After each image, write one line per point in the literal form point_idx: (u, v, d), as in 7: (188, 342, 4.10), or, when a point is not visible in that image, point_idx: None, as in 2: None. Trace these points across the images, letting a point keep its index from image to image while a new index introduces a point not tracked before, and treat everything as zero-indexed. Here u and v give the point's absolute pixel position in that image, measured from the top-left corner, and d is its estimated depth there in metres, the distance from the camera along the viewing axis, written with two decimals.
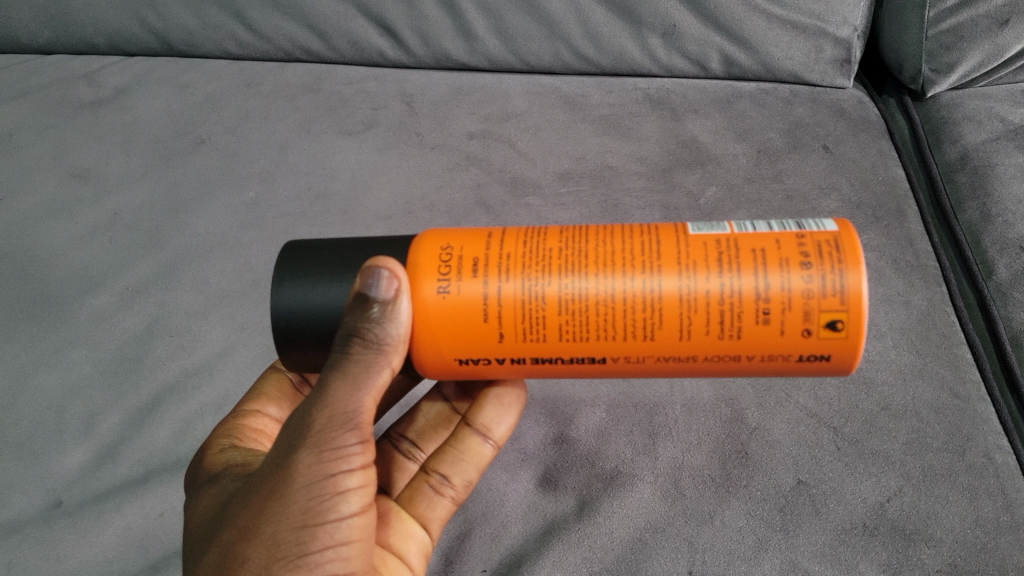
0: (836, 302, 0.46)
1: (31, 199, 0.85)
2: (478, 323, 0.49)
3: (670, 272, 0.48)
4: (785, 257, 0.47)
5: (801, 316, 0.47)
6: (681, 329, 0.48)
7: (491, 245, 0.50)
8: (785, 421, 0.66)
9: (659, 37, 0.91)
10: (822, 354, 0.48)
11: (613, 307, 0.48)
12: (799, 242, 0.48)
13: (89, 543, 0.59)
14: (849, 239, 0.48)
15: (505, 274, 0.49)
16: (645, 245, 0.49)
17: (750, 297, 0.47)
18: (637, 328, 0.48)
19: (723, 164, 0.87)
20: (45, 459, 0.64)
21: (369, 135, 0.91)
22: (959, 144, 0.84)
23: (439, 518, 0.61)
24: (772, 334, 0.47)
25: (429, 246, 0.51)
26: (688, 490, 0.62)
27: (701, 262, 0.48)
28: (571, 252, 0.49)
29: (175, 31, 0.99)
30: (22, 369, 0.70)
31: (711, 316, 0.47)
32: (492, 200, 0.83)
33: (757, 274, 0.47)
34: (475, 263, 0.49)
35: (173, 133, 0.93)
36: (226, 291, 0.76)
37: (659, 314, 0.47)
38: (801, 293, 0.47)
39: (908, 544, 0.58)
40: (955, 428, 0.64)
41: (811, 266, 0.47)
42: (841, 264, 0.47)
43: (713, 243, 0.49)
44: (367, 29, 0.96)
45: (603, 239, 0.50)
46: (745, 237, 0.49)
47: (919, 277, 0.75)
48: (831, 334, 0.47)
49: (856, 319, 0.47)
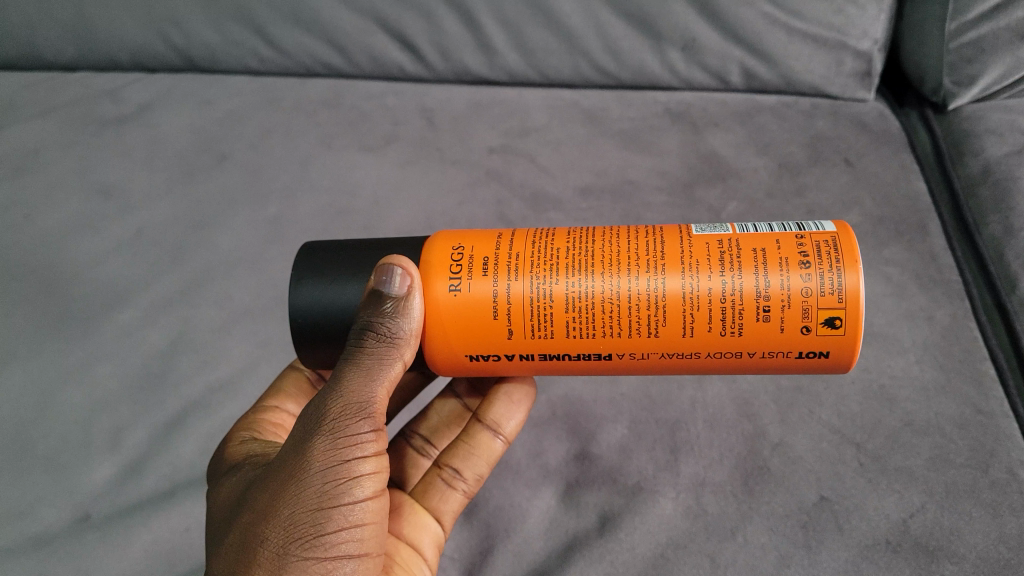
0: (833, 300, 0.47)
1: (58, 214, 0.87)
2: (489, 321, 0.49)
3: (673, 272, 0.48)
4: (785, 256, 0.47)
5: (800, 314, 0.47)
6: (684, 326, 0.48)
7: (501, 245, 0.51)
8: (807, 437, 0.66)
9: (678, 50, 0.92)
10: (820, 351, 0.49)
11: (618, 305, 0.48)
12: (799, 242, 0.48)
13: (117, 557, 0.60)
14: (848, 239, 0.48)
15: (514, 273, 0.49)
16: (649, 245, 0.49)
17: (752, 295, 0.47)
18: (642, 325, 0.48)
19: (745, 178, 0.87)
20: (72, 473, 0.65)
21: (390, 150, 0.92)
22: (981, 157, 0.83)
23: (451, 511, 0.62)
24: (771, 331, 0.48)
25: (441, 246, 0.51)
26: (710, 506, 0.62)
27: (703, 262, 0.48)
28: (578, 251, 0.50)
29: (198, 47, 1.00)
30: (49, 384, 0.71)
31: (713, 313, 0.47)
32: (513, 215, 0.83)
33: (757, 274, 0.47)
34: (485, 263, 0.50)
35: (196, 149, 0.94)
36: (250, 307, 0.77)
37: (662, 312, 0.48)
38: (799, 291, 0.47)
39: (931, 561, 0.58)
40: (979, 444, 0.64)
41: (810, 265, 0.47)
42: (838, 263, 0.47)
43: (716, 244, 0.49)
44: (388, 44, 0.96)
45: (609, 240, 0.50)
46: (746, 237, 0.49)
47: (941, 292, 0.75)
48: (829, 331, 0.47)
49: (853, 317, 0.47)
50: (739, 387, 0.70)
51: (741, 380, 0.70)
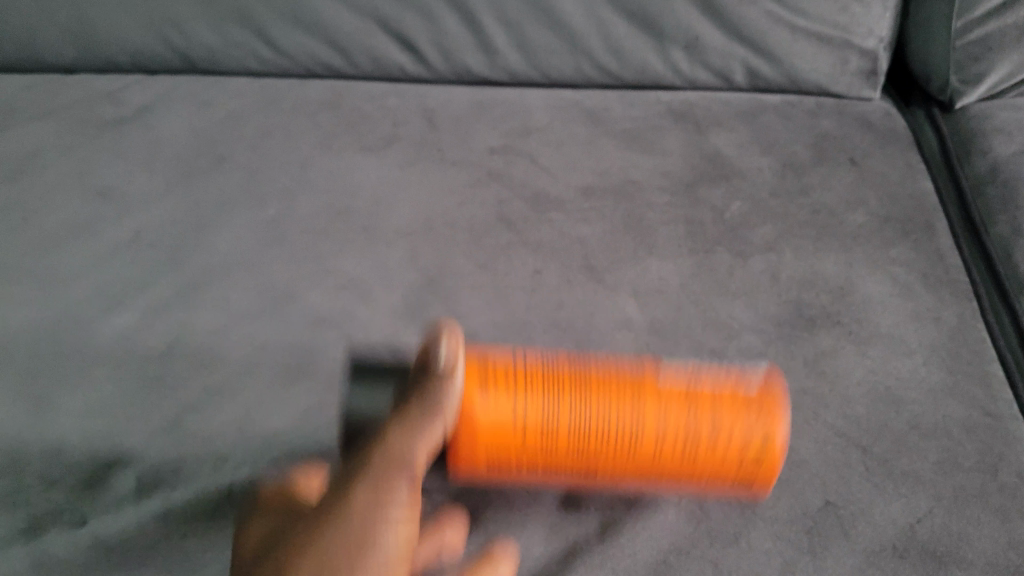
0: (764, 450, 0.57)
1: (54, 217, 0.86)
2: (506, 449, 0.57)
3: (653, 404, 0.57)
4: (726, 410, 0.57)
5: (739, 456, 0.57)
6: (653, 449, 0.57)
7: (517, 377, 0.58)
8: (813, 441, 0.64)
9: (681, 49, 0.91)
10: (748, 485, 0.59)
11: (604, 465, 0.58)
12: (740, 395, 0.58)
13: (112, 565, 0.59)
14: (778, 398, 0.58)
15: (525, 400, 0.57)
16: (628, 377, 0.58)
17: (704, 441, 0.57)
18: (623, 476, 0.58)
19: (748, 178, 0.86)
20: (68, 479, 0.65)
21: (391, 151, 0.91)
22: (989, 156, 0.83)
23: (452, 498, 0.62)
24: (716, 466, 0.57)
25: (471, 358, 0.59)
26: (713, 512, 0.61)
27: (670, 398, 0.57)
28: (582, 416, 0.57)
29: (197, 48, 1.00)
30: (45, 389, 0.70)
31: (679, 473, 0.58)
32: (515, 216, 0.83)
33: (707, 423, 0.57)
34: (503, 374, 0.58)
35: (195, 151, 0.94)
36: (247, 309, 0.76)
37: (644, 450, 0.57)
38: (739, 441, 0.57)
39: (939, 565, 0.57)
40: (987, 447, 0.63)
41: (750, 414, 0.57)
42: (766, 415, 0.57)
43: (677, 376, 0.59)
44: (389, 44, 0.96)
45: (601, 395, 0.57)
46: (704, 392, 0.58)
47: (949, 292, 0.74)
48: (757, 472, 0.58)
49: (777, 458, 0.57)
50: None
51: None
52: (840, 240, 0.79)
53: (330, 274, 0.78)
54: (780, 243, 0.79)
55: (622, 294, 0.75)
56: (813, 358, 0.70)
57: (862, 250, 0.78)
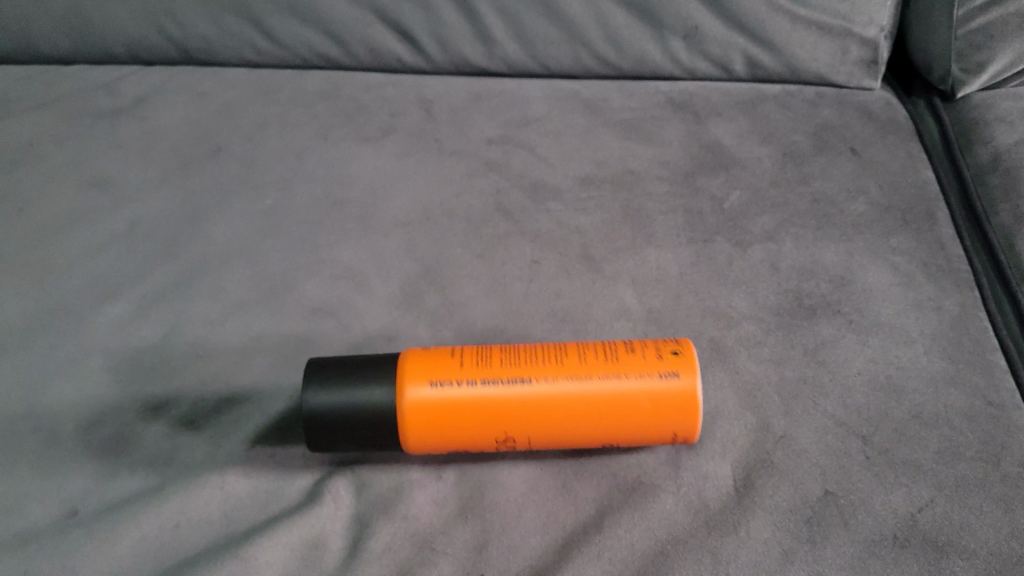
0: (675, 395, 0.59)
1: (50, 207, 0.86)
2: (456, 421, 0.59)
3: (573, 367, 0.60)
4: (642, 363, 0.60)
5: (658, 403, 0.59)
6: (577, 406, 0.59)
7: (454, 357, 0.61)
8: (812, 430, 0.64)
9: (680, 39, 0.91)
10: (674, 433, 0.60)
11: (536, 423, 0.59)
12: (657, 352, 0.60)
13: (104, 554, 0.59)
14: (690, 354, 0.61)
15: (458, 373, 0.59)
16: (553, 351, 0.61)
17: (622, 394, 0.59)
18: (568, 433, 0.60)
19: (748, 167, 0.85)
20: (61, 468, 0.64)
21: (388, 141, 0.91)
22: (991, 144, 0.82)
23: (437, 499, 0.61)
24: (637, 417, 0.59)
25: (416, 349, 0.62)
26: (711, 501, 0.60)
27: (590, 360, 0.60)
28: (515, 379, 0.59)
29: (193, 39, 0.99)
30: (39, 378, 0.70)
31: (617, 422, 0.59)
32: (512, 205, 0.82)
33: (624, 377, 0.59)
34: (443, 355, 0.61)
35: (191, 142, 0.93)
36: (243, 299, 0.75)
37: (570, 405, 0.59)
38: (654, 388, 0.59)
39: (941, 556, 0.56)
40: (989, 436, 0.62)
41: (641, 365, 0.59)
42: (624, 367, 0.59)
43: (600, 344, 0.62)
44: (385, 34, 0.96)
45: (526, 362, 0.60)
46: (622, 352, 0.61)
47: (951, 280, 0.73)
48: (677, 419, 0.59)
49: (690, 401, 0.59)
50: (742, 378, 0.67)
51: (744, 371, 0.68)
52: (840, 229, 0.78)
53: (326, 264, 0.78)
54: (779, 232, 0.78)
55: (620, 284, 0.74)
56: (812, 347, 0.69)
57: (862, 240, 0.77)
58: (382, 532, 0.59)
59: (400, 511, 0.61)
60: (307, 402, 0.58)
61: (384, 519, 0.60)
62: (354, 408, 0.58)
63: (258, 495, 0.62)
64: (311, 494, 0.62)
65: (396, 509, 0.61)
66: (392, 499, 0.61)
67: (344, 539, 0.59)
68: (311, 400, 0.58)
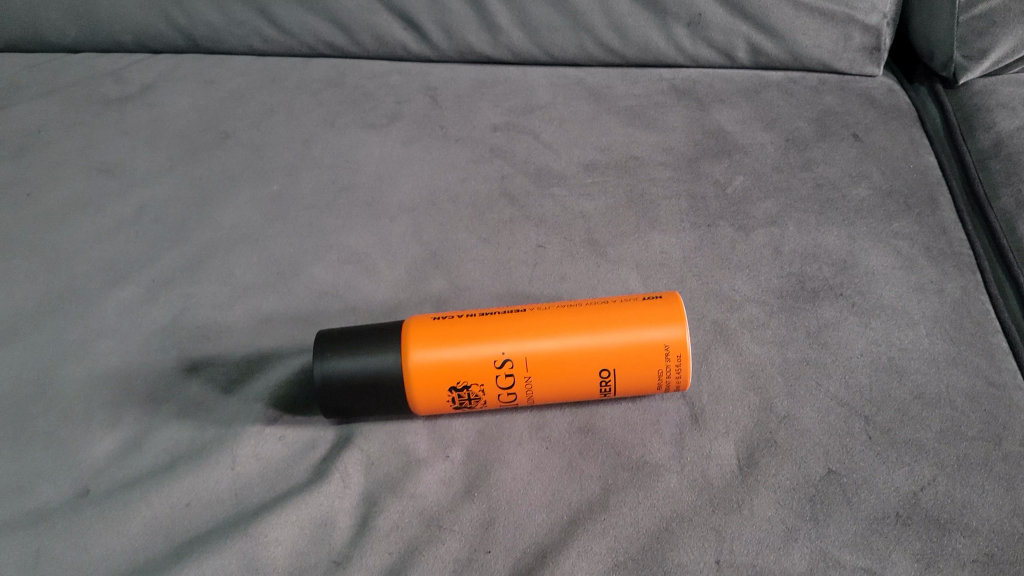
0: (667, 342, 0.61)
1: (59, 193, 0.87)
2: (463, 361, 0.61)
3: (567, 322, 0.62)
4: (634, 315, 0.62)
5: (650, 350, 0.61)
6: (573, 356, 0.61)
7: (454, 320, 0.64)
8: (815, 410, 0.64)
9: (684, 26, 0.91)
10: (668, 379, 0.62)
11: (536, 375, 0.61)
12: (647, 304, 0.63)
13: (115, 532, 0.59)
14: (680, 305, 0.63)
15: (460, 334, 0.62)
16: (549, 308, 0.64)
17: (616, 343, 0.61)
18: (571, 372, 0.62)
19: (751, 153, 0.86)
20: (73, 448, 0.65)
21: (393, 128, 0.91)
22: (992, 131, 0.82)
23: (443, 478, 0.62)
24: (631, 365, 0.61)
25: (418, 316, 0.65)
26: (715, 479, 0.61)
27: (584, 315, 0.63)
28: (514, 326, 0.63)
29: (200, 27, 1.00)
30: (50, 360, 0.71)
31: (617, 358, 0.61)
32: (517, 190, 0.83)
33: (618, 328, 0.62)
34: (444, 319, 0.64)
35: (198, 129, 0.94)
36: (251, 283, 0.76)
37: (567, 356, 0.61)
38: (647, 336, 0.61)
39: (942, 533, 0.56)
40: (991, 416, 0.63)
41: (633, 316, 0.62)
42: (617, 319, 0.62)
43: (593, 301, 0.65)
44: (391, 22, 0.96)
45: (523, 320, 0.63)
46: (615, 306, 0.63)
47: (952, 264, 0.73)
48: (670, 365, 0.61)
49: (680, 347, 0.61)
50: (745, 359, 0.68)
51: (747, 352, 0.68)
52: (843, 213, 0.79)
53: (333, 248, 0.78)
54: (783, 216, 0.79)
55: (625, 267, 0.75)
56: (815, 329, 0.70)
57: (864, 224, 0.78)
58: (390, 510, 0.60)
59: (407, 489, 0.61)
60: (319, 369, 0.61)
61: (392, 497, 0.61)
62: (360, 374, 0.61)
63: (268, 474, 0.62)
64: (320, 473, 0.62)
65: (404, 487, 0.61)
66: (400, 478, 0.62)
67: (352, 517, 0.60)
68: (322, 367, 0.61)
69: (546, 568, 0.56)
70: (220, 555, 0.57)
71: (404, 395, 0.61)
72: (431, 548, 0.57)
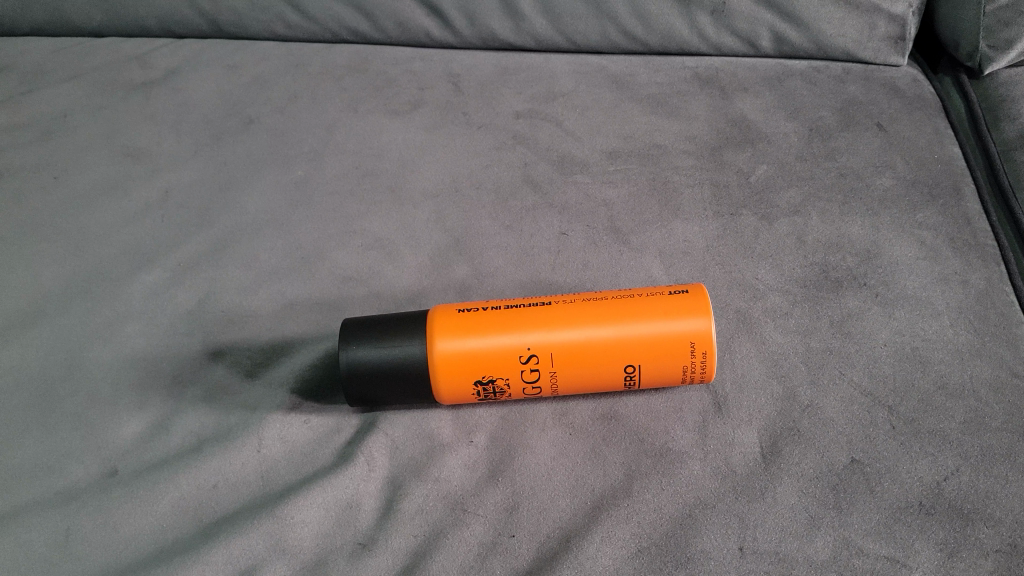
0: (691, 336, 0.61)
1: (85, 177, 0.87)
2: (488, 354, 0.61)
3: (593, 314, 0.62)
4: (659, 308, 0.62)
5: (674, 342, 0.61)
6: (597, 348, 0.61)
7: (482, 310, 0.64)
8: (839, 400, 0.64)
9: (708, 14, 0.91)
10: (692, 372, 0.62)
11: (560, 366, 0.61)
12: (673, 296, 0.63)
13: (144, 511, 0.60)
14: (705, 298, 0.63)
15: (486, 325, 0.62)
16: (576, 299, 0.64)
17: (641, 336, 0.61)
18: (595, 364, 0.62)
19: (774, 142, 0.85)
20: (102, 429, 0.65)
21: (416, 115, 0.92)
22: (1018, 121, 0.81)
23: (466, 462, 0.62)
24: (655, 357, 0.61)
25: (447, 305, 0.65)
26: (738, 467, 0.60)
27: (611, 307, 0.63)
28: (540, 318, 0.63)
29: (225, 12, 1.01)
30: (78, 342, 0.71)
31: (642, 351, 0.61)
32: (540, 177, 0.83)
33: (643, 321, 0.62)
34: (472, 309, 0.64)
35: (222, 114, 0.94)
36: (276, 267, 0.77)
37: (591, 347, 0.61)
38: (671, 330, 0.61)
39: (965, 523, 0.56)
40: (1015, 407, 0.62)
41: (659, 309, 0.62)
42: (643, 313, 0.62)
43: (619, 292, 0.65)
44: (414, 9, 0.97)
45: (550, 312, 0.63)
46: (641, 298, 0.63)
47: (977, 255, 0.73)
48: (693, 357, 0.61)
49: (705, 340, 0.61)
50: (769, 348, 0.68)
51: (771, 341, 0.68)
52: (866, 203, 0.79)
53: (356, 234, 0.79)
54: (806, 206, 0.79)
55: (647, 255, 0.75)
56: (839, 320, 0.69)
57: (888, 214, 0.78)
58: (414, 493, 0.60)
59: (431, 473, 0.61)
60: (346, 357, 0.62)
61: (416, 481, 0.61)
62: (387, 361, 0.61)
63: (293, 457, 0.63)
64: (345, 457, 0.62)
65: (428, 472, 0.61)
66: (424, 463, 0.62)
67: (377, 500, 0.60)
68: (349, 356, 0.62)
69: (569, 552, 0.56)
70: (246, 536, 0.58)
71: (429, 385, 0.62)
72: (455, 531, 0.58)
